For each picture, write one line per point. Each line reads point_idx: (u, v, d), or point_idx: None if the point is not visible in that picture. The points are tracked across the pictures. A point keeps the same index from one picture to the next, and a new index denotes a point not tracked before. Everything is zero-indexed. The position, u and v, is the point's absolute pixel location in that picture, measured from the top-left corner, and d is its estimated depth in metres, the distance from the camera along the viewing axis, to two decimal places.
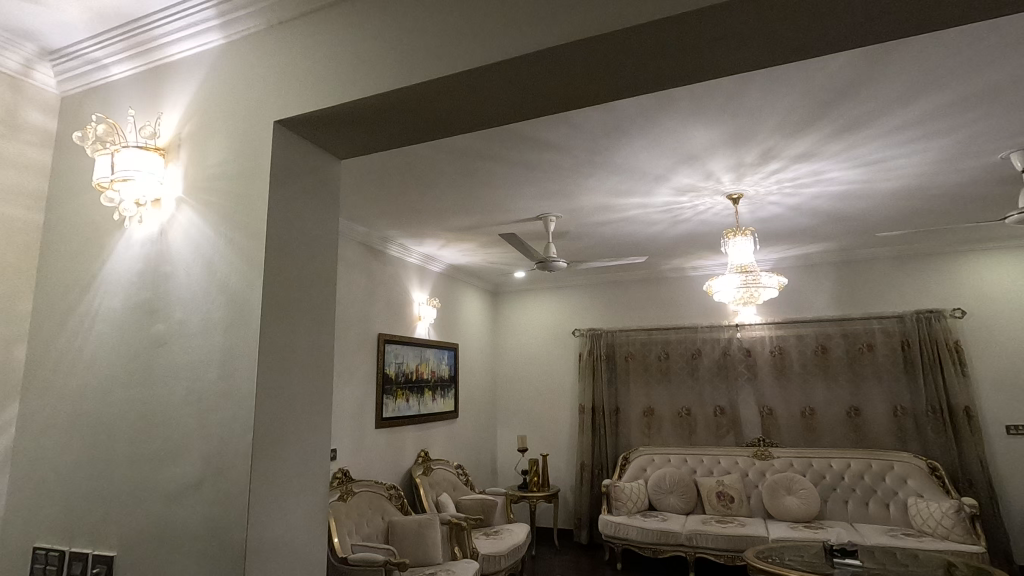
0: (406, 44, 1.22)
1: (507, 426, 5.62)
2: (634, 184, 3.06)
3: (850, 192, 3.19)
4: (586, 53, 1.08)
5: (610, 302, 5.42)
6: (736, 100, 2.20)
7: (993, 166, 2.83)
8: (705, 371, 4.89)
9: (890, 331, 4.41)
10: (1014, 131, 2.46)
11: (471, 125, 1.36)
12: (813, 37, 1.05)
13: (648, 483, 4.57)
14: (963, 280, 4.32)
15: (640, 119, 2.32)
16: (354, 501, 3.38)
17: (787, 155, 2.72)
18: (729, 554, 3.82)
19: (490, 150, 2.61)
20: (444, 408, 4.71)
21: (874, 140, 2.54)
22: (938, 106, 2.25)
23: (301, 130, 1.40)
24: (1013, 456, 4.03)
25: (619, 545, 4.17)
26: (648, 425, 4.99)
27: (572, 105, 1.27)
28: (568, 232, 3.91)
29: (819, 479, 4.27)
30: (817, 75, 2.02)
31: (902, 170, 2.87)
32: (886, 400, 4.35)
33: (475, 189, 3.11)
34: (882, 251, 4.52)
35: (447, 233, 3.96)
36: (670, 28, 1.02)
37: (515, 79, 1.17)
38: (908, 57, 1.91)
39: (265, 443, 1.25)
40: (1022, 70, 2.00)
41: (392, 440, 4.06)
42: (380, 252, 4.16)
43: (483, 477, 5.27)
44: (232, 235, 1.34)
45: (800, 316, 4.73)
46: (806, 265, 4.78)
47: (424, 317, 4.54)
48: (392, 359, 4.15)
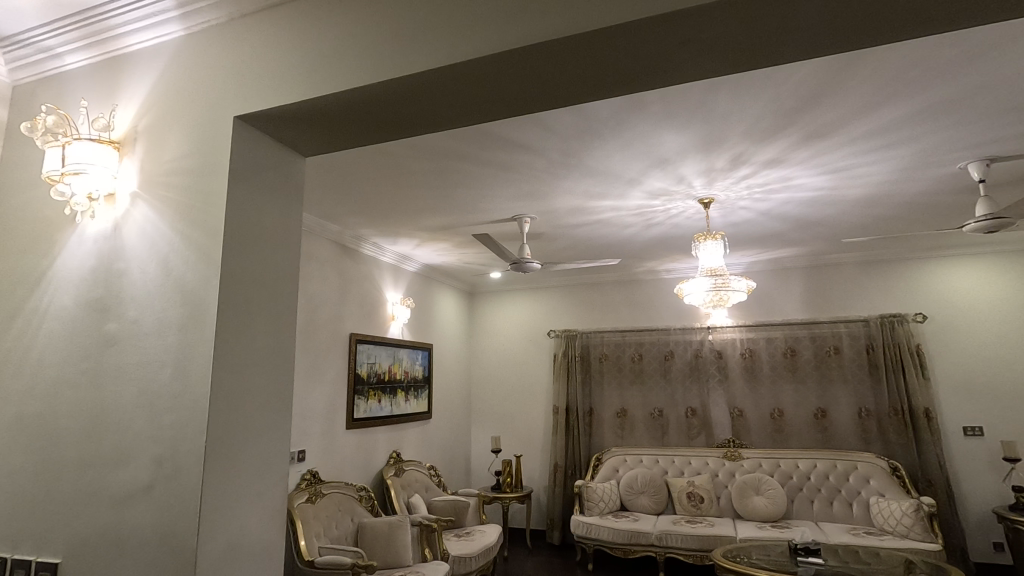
0: (368, 42, 1.21)
1: (482, 427, 5.60)
2: (607, 187, 3.08)
3: (818, 199, 3.26)
4: (548, 56, 1.08)
5: (585, 303, 5.46)
6: (705, 106, 2.22)
7: (952, 176, 2.92)
8: (678, 372, 4.95)
9: (856, 334, 4.52)
10: (972, 141, 2.54)
11: (436, 126, 1.35)
12: (770, 46, 1.07)
13: (620, 484, 4.61)
14: (925, 286, 4.46)
15: (611, 123, 2.34)
16: (323, 503, 3.33)
17: (756, 161, 2.76)
18: (698, 553, 3.86)
19: (463, 150, 2.60)
20: (417, 408, 4.67)
21: (838, 148, 2.60)
22: (900, 116, 2.31)
23: (261, 127, 1.37)
24: (970, 456, 4.16)
25: (590, 546, 4.19)
26: (622, 426, 5.03)
27: (538, 107, 1.27)
28: (543, 233, 3.92)
29: (786, 479, 4.35)
30: (784, 83, 2.06)
31: (866, 178, 2.94)
32: (851, 402, 4.45)
33: (449, 189, 3.10)
34: (849, 256, 4.63)
35: (421, 232, 3.93)
36: (630, 33, 1.02)
37: (478, 81, 1.16)
38: (870, 67, 1.96)
39: (220, 447, 1.22)
40: (977, 82, 2.07)
41: (363, 441, 4.01)
42: (354, 251, 4.11)
43: (456, 477, 5.25)
44: (188, 232, 1.31)
45: (770, 319, 4.81)
46: (776, 269, 4.88)
47: (398, 317, 4.51)
48: (364, 359, 4.10)
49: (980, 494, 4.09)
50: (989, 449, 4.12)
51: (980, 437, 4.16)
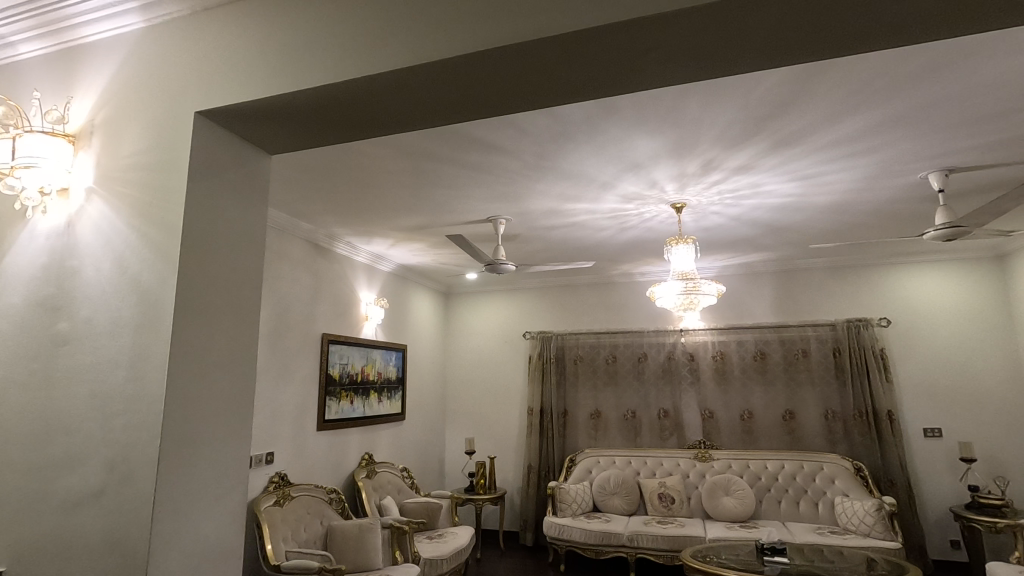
0: (333, 40, 1.19)
1: (456, 428, 5.59)
2: (581, 190, 3.10)
3: (786, 205, 3.33)
4: (513, 60, 1.08)
5: (560, 305, 5.48)
6: (676, 112, 2.26)
7: (914, 185, 3.01)
8: (651, 374, 5.00)
9: (824, 338, 4.62)
10: (931, 152, 2.63)
11: (402, 126, 1.34)
12: (730, 55, 1.09)
13: (593, 485, 4.63)
14: (889, 292, 4.59)
15: (585, 126, 2.35)
16: (291, 506, 3.27)
17: (726, 167, 2.80)
18: (668, 553, 3.91)
19: (437, 150, 2.59)
20: (390, 409, 4.63)
21: (805, 156, 2.65)
22: (864, 126, 2.37)
23: (224, 124, 1.34)
24: (929, 457, 4.29)
25: (563, 547, 4.20)
26: (595, 427, 5.06)
27: (504, 110, 1.27)
28: (518, 235, 3.92)
29: (754, 480, 4.42)
30: (753, 91, 2.09)
31: (833, 185, 3.01)
32: (818, 404, 4.55)
33: (423, 189, 3.08)
34: (817, 261, 4.74)
35: (396, 232, 3.90)
36: (594, 40, 1.03)
37: (443, 83, 1.16)
38: (836, 77, 2.00)
39: (175, 450, 1.19)
40: (937, 95, 2.14)
41: (335, 443, 3.96)
42: (327, 250, 4.06)
43: (429, 479, 5.21)
44: (146, 230, 1.27)
45: (741, 323, 4.90)
46: (747, 273, 4.97)
47: (371, 317, 4.47)
48: (337, 359, 4.05)
49: (938, 493, 4.22)
50: (947, 450, 4.26)
51: (939, 438, 4.30)
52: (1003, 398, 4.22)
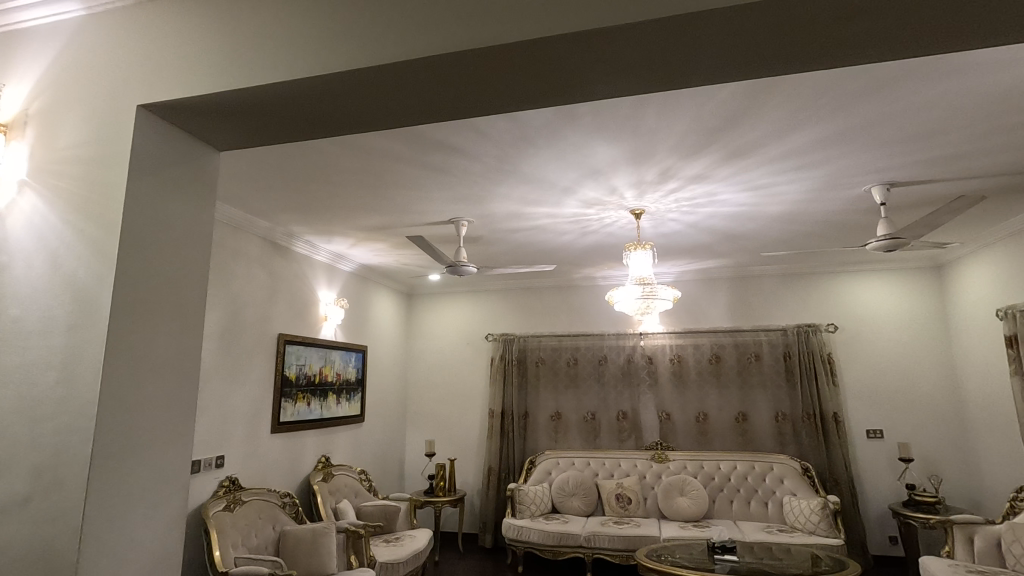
0: (282, 38, 1.17)
1: (417, 430, 5.55)
2: (542, 195, 3.13)
3: (740, 214, 3.44)
4: (468, 65, 1.09)
5: (523, 307, 5.51)
6: (633, 122, 2.31)
7: (859, 197, 3.15)
8: (610, 376, 5.08)
9: (775, 342, 4.78)
10: (873, 167, 2.76)
11: (355, 126, 1.32)
12: (676, 70, 1.12)
13: (552, 487, 4.66)
14: (836, 298, 4.79)
15: (545, 132, 2.38)
16: (242, 511, 3.18)
17: (683, 175, 2.87)
18: (624, 553, 3.97)
19: (397, 150, 2.57)
20: (349, 411, 4.56)
21: (757, 167, 2.75)
22: (811, 140, 2.47)
23: (169, 117, 1.30)
24: (871, 456, 4.49)
25: (521, 548, 4.22)
26: (556, 429, 5.11)
27: (458, 115, 1.28)
28: (480, 237, 3.93)
29: (708, 480, 4.54)
30: (708, 103, 2.15)
31: (783, 196, 3.13)
32: (769, 407, 4.71)
33: (383, 189, 3.05)
34: (770, 268, 4.91)
35: (357, 232, 3.85)
36: (548, 49, 1.04)
37: (395, 86, 1.15)
38: (786, 92, 2.08)
39: (110, 456, 1.14)
40: (877, 113, 2.24)
41: (290, 445, 3.87)
42: (285, 249, 3.97)
43: (388, 482, 5.15)
44: (83, 226, 1.23)
45: (697, 326, 5.03)
46: (705, 278, 5.10)
47: (330, 317, 4.39)
48: (293, 360, 3.96)
49: (879, 492, 4.43)
50: (887, 450, 4.47)
51: (880, 439, 4.50)
52: (938, 401, 4.46)
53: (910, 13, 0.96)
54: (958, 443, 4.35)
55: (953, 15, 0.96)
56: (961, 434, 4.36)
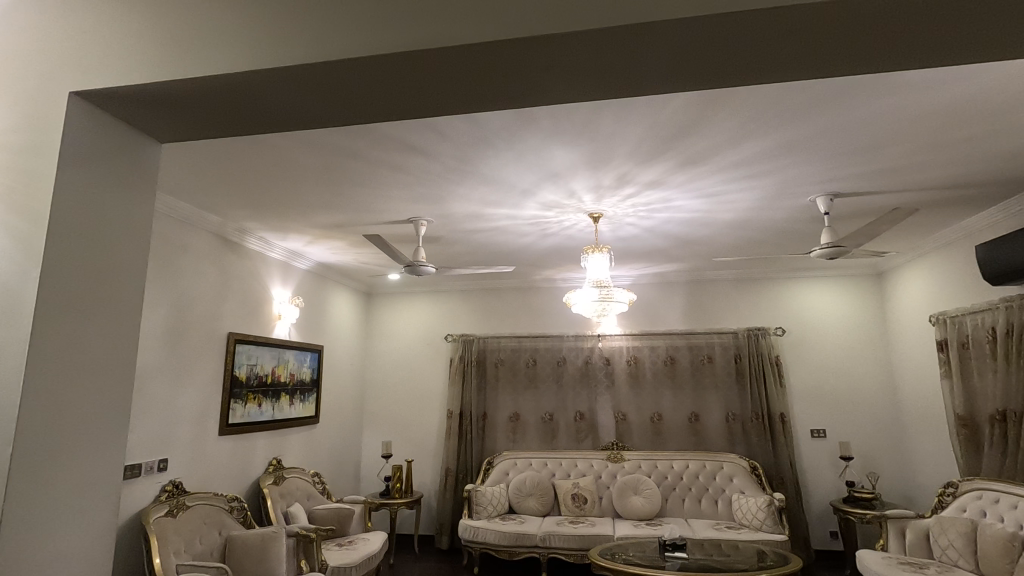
0: (227, 29, 1.14)
1: (373, 431, 5.47)
2: (502, 196, 3.14)
3: (694, 220, 3.53)
4: (417, 65, 1.08)
5: (484, 308, 5.51)
6: (591, 126, 2.34)
7: (805, 207, 3.29)
8: (569, 378, 5.13)
9: (727, 344, 4.93)
10: (818, 178, 2.88)
11: (307, 123, 1.30)
12: (627, 79, 1.14)
13: (509, 487, 4.67)
14: (785, 303, 4.98)
15: (504, 134, 2.39)
16: (186, 516, 3.06)
17: (639, 181, 2.93)
18: (578, 552, 4.01)
19: (353, 147, 2.52)
20: (302, 412, 4.46)
21: (710, 175, 2.83)
22: (760, 150, 2.56)
23: (106, 107, 1.25)
24: (815, 455, 4.68)
25: (477, 549, 4.21)
26: (514, 430, 5.12)
27: (411, 115, 1.27)
28: (440, 237, 3.91)
29: (661, 479, 4.63)
30: (662, 111, 2.20)
31: (735, 203, 3.23)
32: (721, 407, 4.85)
33: (340, 187, 3.00)
34: (723, 273, 5.07)
35: (313, 229, 3.76)
36: (496, 53, 1.05)
37: (345, 83, 1.13)
38: (736, 104, 2.14)
39: (32, 460, 1.08)
40: (822, 126, 2.34)
41: (239, 448, 3.75)
42: (237, 245, 3.84)
43: (343, 484, 5.06)
44: (7, 217, 1.16)
45: (654, 329, 5.14)
46: (661, 282, 5.22)
47: (283, 316, 4.28)
48: (244, 359, 3.84)
49: (821, 489, 4.62)
50: (830, 449, 4.68)
51: (823, 438, 4.70)
52: (877, 402, 4.69)
53: (846, 35, 1.01)
54: (894, 441, 4.58)
55: (887, 38, 1.01)
56: (897, 433, 4.60)
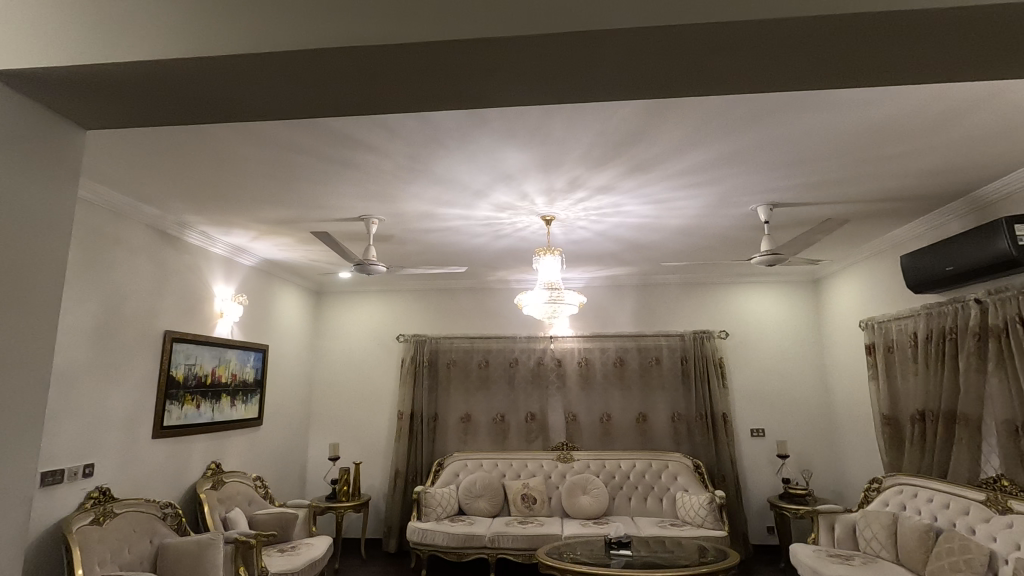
0: (159, 13, 1.09)
1: (320, 433, 5.33)
2: (455, 197, 3.13)
3: (643, 225, 3.62)
4: (361, 61, 1.06)
5: (436, 308, 5.47)
6: (543, 130, 2.36)
7: (747, 215, 3.42)
8: (521, 379, 5.16)
9: (674, 346, 5.07)
10: (759, 188, 3.00)
11: (247, 115, 1.26)
12: (573, 86, 1.15)
13: (459, 488, 4.65)
14: (729, 308, 5.17)
15: (456, 133, 2.38)
16: (113, 524, 2.89)
17: (590, 186, 2.98)
18: (526, 552, 4.03)
19: (300, 142, 2.46)
20: (245, 414, 4.30)
21: (658, 181, 2.90)
22: (705, 159, 2.65)
23: (23, 89, 1.16)
24: (754, 453, 4.88)
25: (425, 551, 4.17)
26: (465, 431, 5.11)
27: (356, 111, 1.25)
28: (392, 236, 3.86)
29: (609, 478, 4.72)
30: (612, 117, 2.24)
31: (682, 210, 3.33)
32: (667, 408, 4.98)
33: (287, 182, 2.91)
34: (672, 278, 5.22)
35: (259, 225, 3.64)
36: (442, 53, 1.04)
37: (285, 75, 1.10)
38: (682, 113, 2.21)
39: None
40: (762, 139, 2.44)
41: (175, 451, 3.59)
42: (176, 239, 3.67)
43: (288, 488, 4.91)
44: None
45: (605, 331, 5.24)
46: (613, 285, 5.33)
47: (226, 314, 4.12)
48: (182, 359, 3.67)
49: (760, 486, 4.82)
50: (768, 447, 4.88)
51: (762, 437, 4.91)
52: (812, 402, 4.94)
53: (779, 54, 1.05)
54: (826, 440, 4.83)
55: (816, 58, 1.06)
56: (829, 432, 4.85)
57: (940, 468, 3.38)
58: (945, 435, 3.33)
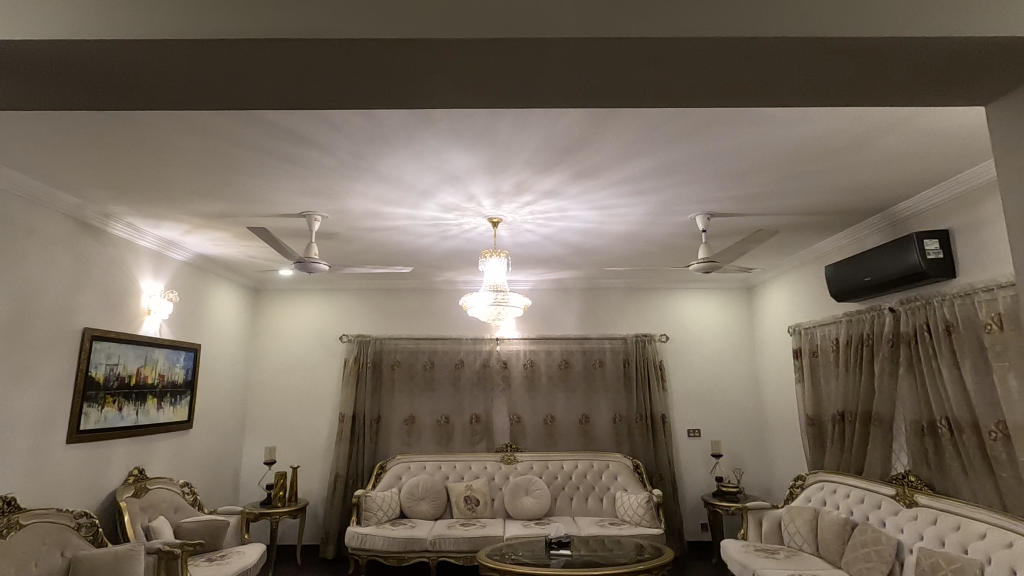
0: None
1: (256, 436, 5.13)
2: (400, 196, 3.09)
3: (588, 230, 3.69)
4: (301, 56, 1.04)
5: (382, 308, 5.38)
6: (489, 133, 2.37)
7: (687, 223, 3.55)
8: (466, 380, 5.15)
9: (617, 349, 5.20)
10: (696, 199, 3.13)
11: (173, 102, 1.20)
12: (515, 92, 1.16)
13: (401, 492, 4.58)
14: (669, 313, 5.35)
15: (402, 132, 2.35)
16: (18, 537, 2.67)
17: (536, 190, 3.02)
18: (467, 555, 4.02)
19: (236, 133, 2.36)
20: (173, 417, 4.09)
21: (602, 188, 2.97)
22: (646, 169, 2.73)
23: None
24: (690, 452, 5.07)
25: (364, 557, 4.07)
26: (408, 433, 5.04)
27: (290, 104, 1.21)
28: (335, 233, 3.76)
29: (552, 479, 4.77)
30: (557, 124, 2.27)
31: (625, 217, 3.42)
32: (609, 410, 5.09)
33: (223, 174, 2.79)
34: (616, 282, 5.35)
35: (192, 218, 3.47)
36: (379, 52, 1.03)
37: (214, 63, 1.06)
38: (625, 123, 2.26)
39: None
40: (699, 150, 2.54)
41: (92, 457, 3.36)
42: (98, 231, 3.44)
43: (220, 494, 4.70)
44: None
45: (550, 333, 5.30)
46: (559, 288, 5.40)
47: (154, 312, 3.90)
48: (103, 359, 3.44)
49: (694, 484, 5.01)
50: (703, 447, 5.08)
51: (698, 438, 5.10)
52: (744, 403, 5.18)
53: (717, 71, 1.10)
54: (756, 439, 5.08)
55: (748, 77, 1.12)
56: (759, 432, 5.10)
57: (857, 465, 3.61)
58: (862, 435, 3.56)
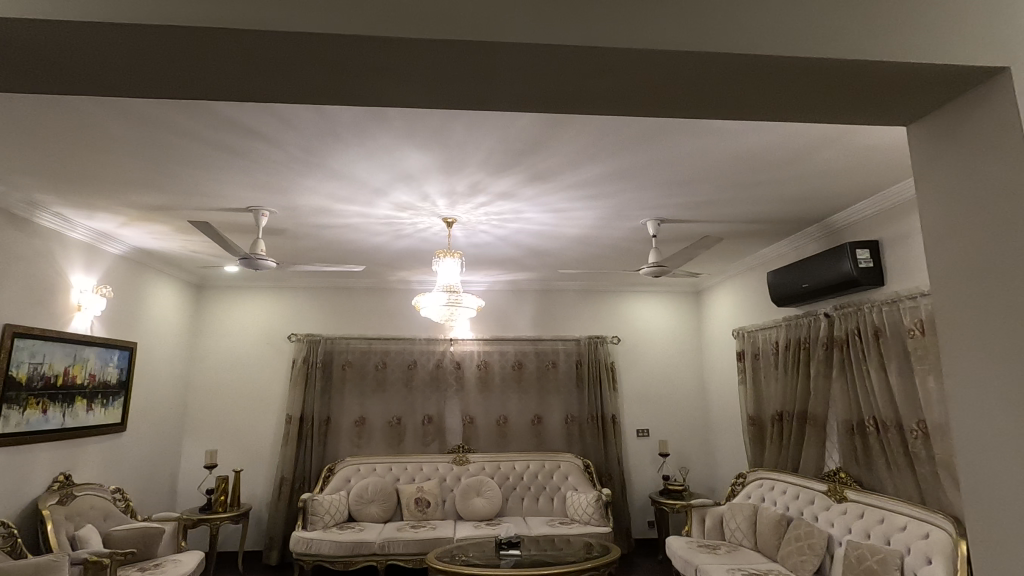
0: None
1: (196, 439, 4.92)
2: (352, 193, 3.03)
3: (542, 232, 3.72)
4: (240, 47, 0.99)
5: (333, 307, 5.26)
6: (443, 133, 2.36)
7: (638, 228, 3.63)
8: (419, 381, 5.10)
9: (570, 351, 5.27)
10: (647, 205, 3.21)
11: (95, 89, 1.11)
12: (464, 94, 1.15)
13: (350, 494, 4.48)
14: (621, 316, 5.46)
15: (354, 129, 2.30)
16: None
17: (491, 191, 3.02)
18: (417, 557, 3.98)
19: (177, 123, 2.25)
20: (104, 418, 3.87)
21: (556, 191, 3.00)
22: (599, 174, 2.78)
23: None
24: (638, 452, 5.18)
25: (309, 562, 3.96)
26: (359, 435, 4.94)
27: (229, 96, 1.15)
28: (284, 229, 3.65)
29: (503, 480, 4.79)
30: (512, 126, 2.29)
31: (578, 220, 3.47)
32: (562, 410, 5.16)
33: (163, 165, 2.66)
34: (570, 285, 5.42)
35: (129, 210, 3.29)
36: (323, 47, 1.00)
37: (142, 50, 0.99)
38: (579, 127, 2.29)
39: None
40: (650, 157, 2.60)
41: (11, 462, 3.13)
42: (22, 221, 3.21)
43: (155, 500, 4.47)
44: None
45: (504, 334, 5.32)
46: (514, 290, 5.43)
47: (85, 308, 3.68)
48: (26, 357, 3.22)
49: (642, 483, 5.13)
50: (650, 447, 5.21)
51: (647, 437, 5.22)
52: (691, 404, 5.34)
53: (665, 82, 1.11)
54: (701, 438, 5.25)
55: (693, 89, 1.14)
56: (704, 432, 5.27)
57: (792, 463, 3.79)
58: (798, 434, 3.74)
